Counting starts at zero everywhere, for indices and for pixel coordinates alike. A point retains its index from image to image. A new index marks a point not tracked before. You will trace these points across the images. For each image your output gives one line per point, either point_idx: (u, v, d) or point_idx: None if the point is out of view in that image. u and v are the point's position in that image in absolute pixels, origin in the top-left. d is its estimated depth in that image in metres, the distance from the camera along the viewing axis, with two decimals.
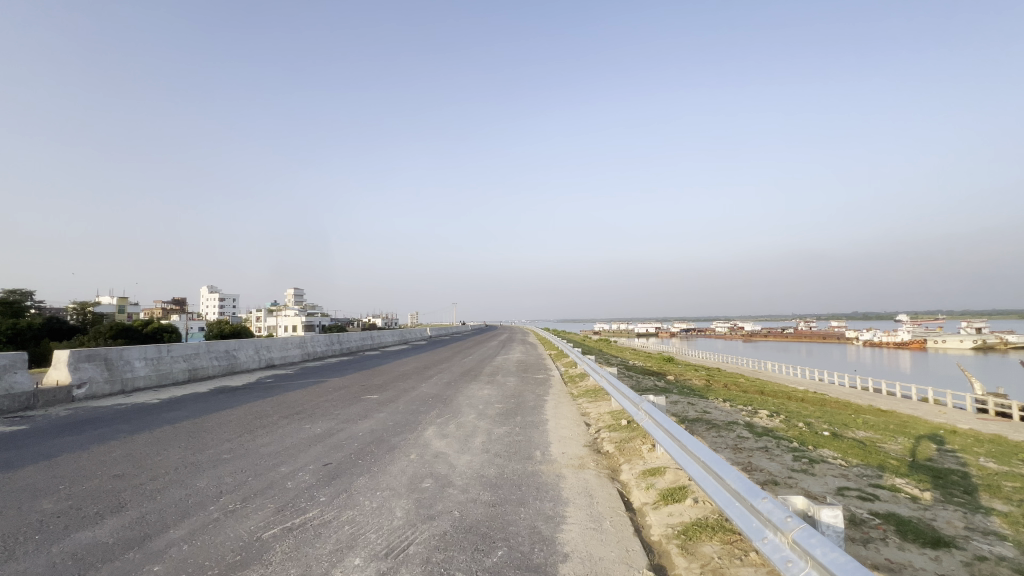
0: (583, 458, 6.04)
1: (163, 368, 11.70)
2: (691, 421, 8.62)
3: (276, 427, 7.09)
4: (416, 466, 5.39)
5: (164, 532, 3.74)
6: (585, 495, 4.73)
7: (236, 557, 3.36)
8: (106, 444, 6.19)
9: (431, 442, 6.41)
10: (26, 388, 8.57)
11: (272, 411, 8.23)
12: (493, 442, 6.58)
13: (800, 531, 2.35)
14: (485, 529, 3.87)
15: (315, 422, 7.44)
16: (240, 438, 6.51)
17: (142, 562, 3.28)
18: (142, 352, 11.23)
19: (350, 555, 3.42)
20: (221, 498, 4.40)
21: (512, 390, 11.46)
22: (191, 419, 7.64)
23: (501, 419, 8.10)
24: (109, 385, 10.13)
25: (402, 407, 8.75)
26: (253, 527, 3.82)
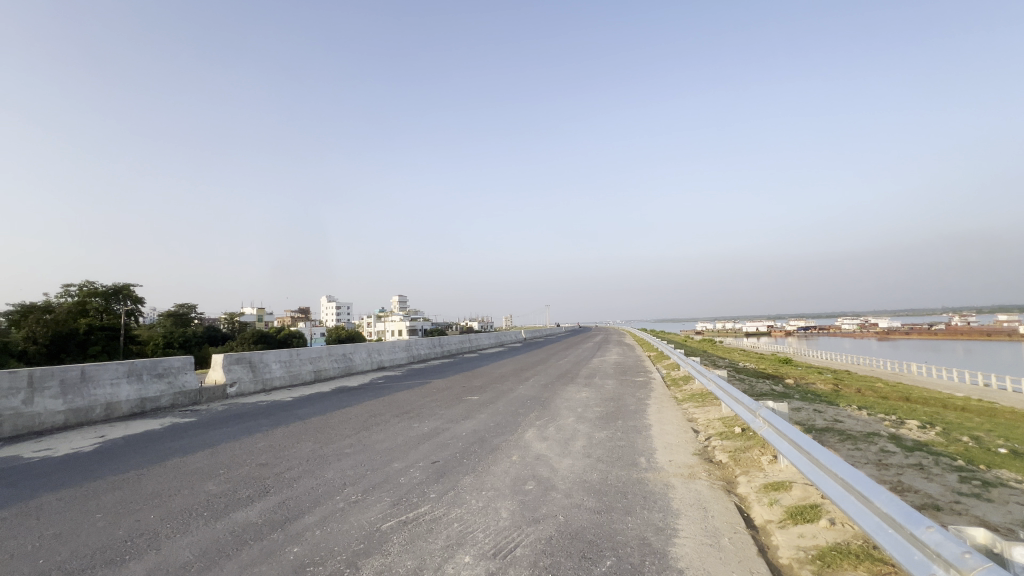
0: (693, 467, 5.65)
1: (294, 370, 13.24)
2: (819, 430, 7.65)
3: (389, 425, 7.63)
4: (518, 468, 5.45)
5: (301, 516, 4.19)
6: (698, 508, 4.40)
7: (360, 545, 3.64)
8: (253, 435, 7.15)
9: (532, 444, 6.44)
10: (193, 386, 10.23)
11: (385, 410, 8.89)
12: (595, 446, 6.42)
13: (984, 571, 1.94)
14: (591, 537, 3.77)
15: (423, 421, 7.87)
16: (359, 434, 7.11)
17: (285, 542, 3.71)
18: (277, 356, 12.82)
19: (461, 552, 3.53)
20: (345, 488, 4.83)
21: (612, 393, 11.15)
22: (318, 415, 8.53)
23: (602, 423, 7.89)
24: (254, 384, 11.71)
25: (501, 408, 8.91)
26: (373, 518, 4.12)
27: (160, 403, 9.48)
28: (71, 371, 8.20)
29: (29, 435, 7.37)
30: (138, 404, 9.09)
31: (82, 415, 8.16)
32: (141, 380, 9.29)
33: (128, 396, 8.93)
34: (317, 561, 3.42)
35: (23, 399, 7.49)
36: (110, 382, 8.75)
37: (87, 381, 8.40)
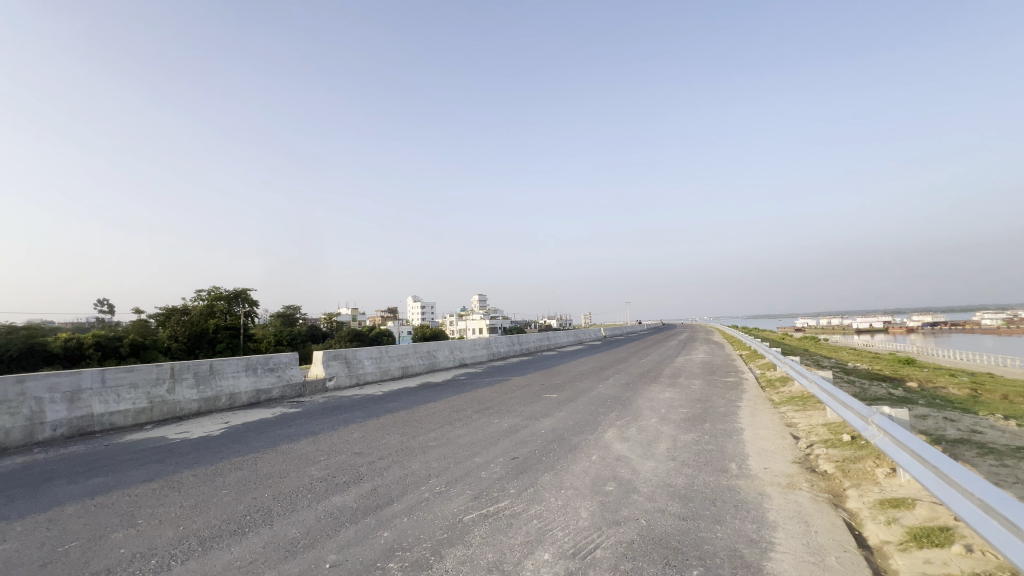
0: (793, 476, 5.17)
1: (384, 365, 14.15)
2: (952, 442, 6.63)
3: (470, 421, 7.88)
4: (598, 468, 5.35)
5: (391, 504, 4.46)
6: (799, 522, 4.02)
7: (444, 535, 3.79)
8: (349, 426, 7.75)
9: (612, 444, 6.29)
10: (299, 379, 11.33)
11: (466, 406, 9.19)
12: (680, 450, 6.12)
13: None
14: (676, 544, 3.60)
15: (502, 418, 8.01)
16: (442, 428, 7.42)
17: (377, 527, 3.98)
18: (369, 353, 13.77)
19: (540, 550, 3.54)
20: (430, 479, 5.07)
21: (699, 394, 10.55)
22: (406, 409, 9.03)
23: (687, 425, 7.49)
24: (349, 378, 12.69)
25: (580, 407, 8.81)
26: (456, 510, 4.27)
27: (272, 394, 10.62)
28: (202, 365, 9.46)
29: (172, 419, 8.62)
30: (254, 395, 10.26)
31: (211, 403, 9.38)
32: (256, 373, 10.47)
33: (246, 388, 10.11)
34: (404, 546, 3.62)
35: (167, 389, 8.77)
36: (232, 375, 9.96)
37: (214, 374, 9.63)
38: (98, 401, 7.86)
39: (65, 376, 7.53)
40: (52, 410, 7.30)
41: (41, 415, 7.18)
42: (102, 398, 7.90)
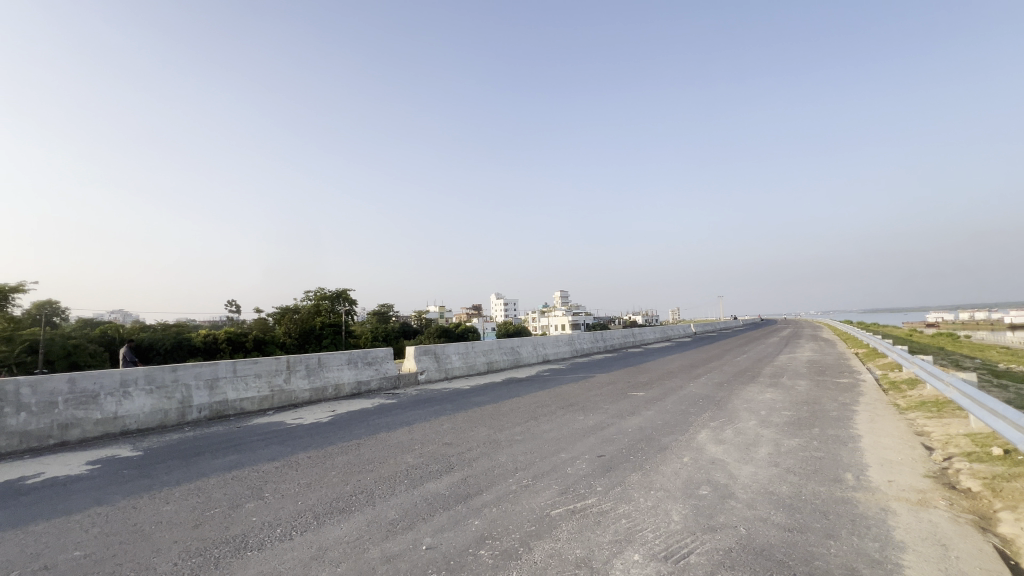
0: (926, 493, 4.52)
1: (471, 360, 14.68)
2: None
3: (555, 416, 7.90)
4: (690, 470, 5.09)
5: (480, 493, 4.63)
6: (935, 545, 3.51)
7: (531, 527, 3.86)
8: (440, 417, 8.15)
9: (706, 446, 5.95)
10: (394, 372, 12.15)
11: (551, 401, 9.23)
12: (784, 455, 5.63)
13: None
14: (781, 556, 3.32)
15: (588, 415, 7.94)
16: (528, 423, 7.53)
17: (468, 515, 4.15)
18: (456, 348, 14.36)
19: (630, 550, 3.46)
20: (517, 472, 5.18)
21: (806, 395, 9.61)
22: (492, 403, 9.28)
23: (792, 429, 6.86)
24: (439, 373, 13.35)
25: (670, 406, 8.44)
26: (543, 504, 4.32)
27: (371, 386, 11.50)
28: (312, 358, 10.50)
29: (289, 406, 9.68)
30: (356, 386, 11.18)
31: (320, 393, 10.39)
32: (357, 366, 11.41)
33: (349, 379, 11.06)
34: (494, 535, 3.74)
35: (284, 379, 9.87)
36: (337, 367, 10.95)
37: (322, 367, 10.65)
38: (231, 388, 9.05)
39: (206, 366, 8.77)
40: (197, 395, 8.55)
41: (189, 399, 8.45)
42: (234, 385, 9.09)
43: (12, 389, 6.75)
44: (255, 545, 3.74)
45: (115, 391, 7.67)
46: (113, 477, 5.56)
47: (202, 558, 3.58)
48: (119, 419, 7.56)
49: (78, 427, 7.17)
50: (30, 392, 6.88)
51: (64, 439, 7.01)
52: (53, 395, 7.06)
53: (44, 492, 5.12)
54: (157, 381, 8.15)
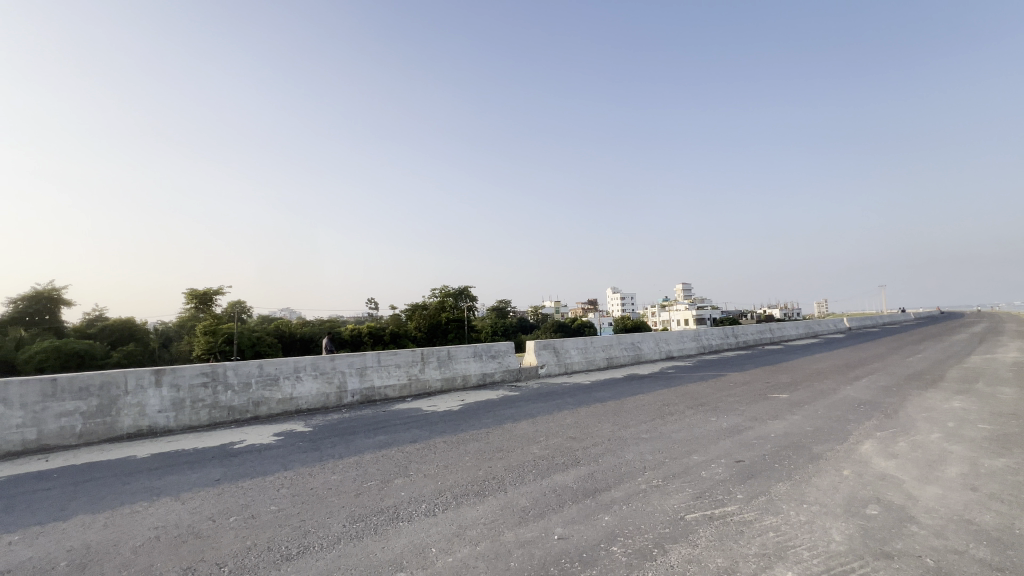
0: None
1: (590, 355, 14.57)
2: None
3: (684, 416, 7.48)
4: (853, 486, 4.44)
5: (609, 490, 4.58)
6: None
7: (666, 529, 3.71)
8: (562, 411, 8.24)
9: (872, 460, 5.14)
10: (516, 366, 12.59)
11: (678, 400, 8.77)
12: (985, 478, 4.61)
13: None
14: None
15: (721, 416, 7.37)
16: (653, 421, 7.24)
17: (597, 510, 4.14)
18: (576, 343, 14.37)
19: (781, 566, 3.15)
20: (646, 472, 5.02)
21: (1014, 406, 7.73)
22: (614, 400, 9.10)
23: (995, 447, 5.59)
24: (559, 367, 13.50)
25: (822, 411, 7.44)
26: (677, 506, 4.13)
27: (495, 378, 12.08)
28: (442, 351, 11.37)
29: (424, 394, 10.61)
30: (481, 378, 11.83)
31: (450, 382, 11.20)
32: (482, 359, 12.05)
33: (475, 371, 11.74)
34: (626, 533, 3.69)
35: (419, 369, 10.84)
36: (464, 359, 11.70)
37: (451, 359, 11.47)
38: (377, 375, 10.20)
39: (357, 356, 10.01)
40: (351, 381, 9.80)
41: (345, 385, 9.72)
42: (379, 374, 10.24)
43: (221, 371, 8.43)
44: (405, 517, 4.18)
45: (291, 375, 9.13)
46: (292, 447, 6.65)
47: (364, 523, 4.11)
48: (294, 399, 9.01)
49: (266, 404, 8.70)
50: (233, 374, 8.52)
51: (257, 413, 8.56)
52: (249, 377, 8.66)
53: (247, 455, 6.32)
54: (320, 368, 9.52)
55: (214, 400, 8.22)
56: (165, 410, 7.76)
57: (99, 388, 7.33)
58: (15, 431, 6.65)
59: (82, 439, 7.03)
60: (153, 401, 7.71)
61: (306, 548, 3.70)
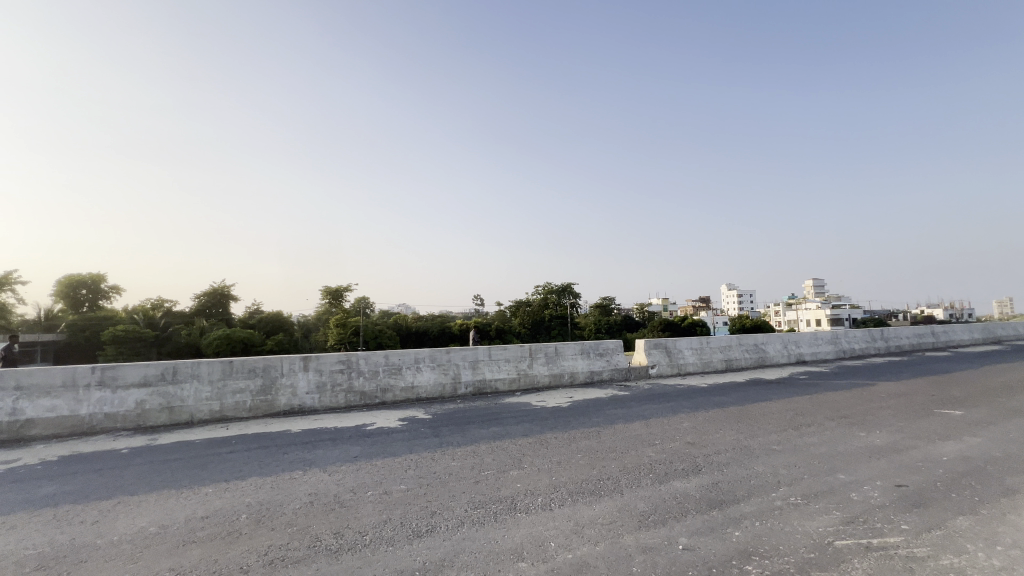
0: None
1: (705, 356, 13.62)
2: None
3: (824, 429, 6.63)
4: None
5: (738, 503, 4.23)
6: None
7: (810, 554, 3.32)
8: (678, 415, 7.79)
9: None
10: (625, 364, 12.23)
11: (814, 411, 7.80)
12: None
13: None
14: None
15: (872, 432, 6.40)
16: (785, 432, 6.53)
17: (725, 523, 3.84)
18: (689, 343, 13.53)
19: None
20: (782, 487, 4.53)
21: None
22: (736, 405, 8.39)
23: None
24: (671, 368, 12.84)
25: (1014, 434, 6.08)
26: (823, 530, 3.67)
27: (603, 376, 11.86)
28: (549, 347, 11.47)
29: (533, 389, 10.80)
30: (589, 375, 11.70)
31: (558, 379, 11.25)
32: (590, 356, 11.92)
33: (583, 368, 11.65)
34: (761, 552, 3.36)
35: (528, 364, 11.06)
36: (572, 357, 11.67)
37: (559, 355, 11.52)
38: (488, 369, 10.61)
39: (470, 350, 10.51)
40: (465, 373, 10.33)
41: (459, 377, 10.27)
42: (491, 367, 10.64)
43: (354, 360, 9.42)
44: (523, 509, 4.28)
45: (412, 366, 9.89)
46: (416, 432, 7.20)
47: (484, 509, 4.29)
48: (415, 388, 9.75)
49: (392, 391, 9.53)
50: (364, 363, 9.47)
51: (384, 399, 9.42)
52: (378, 366, 9.56)
53: (378, 437, 6.98)
54: (438, 360, 10.16)
55: (349, 385, 9.23)
56: (311, 392, 8.89)
57: (262, 370, 8.63)
58: (205, 402, 8.12)
59: (250, 413, 8.35)
60: (302, 383, 8.88)
61: (433, 528, 3.97)
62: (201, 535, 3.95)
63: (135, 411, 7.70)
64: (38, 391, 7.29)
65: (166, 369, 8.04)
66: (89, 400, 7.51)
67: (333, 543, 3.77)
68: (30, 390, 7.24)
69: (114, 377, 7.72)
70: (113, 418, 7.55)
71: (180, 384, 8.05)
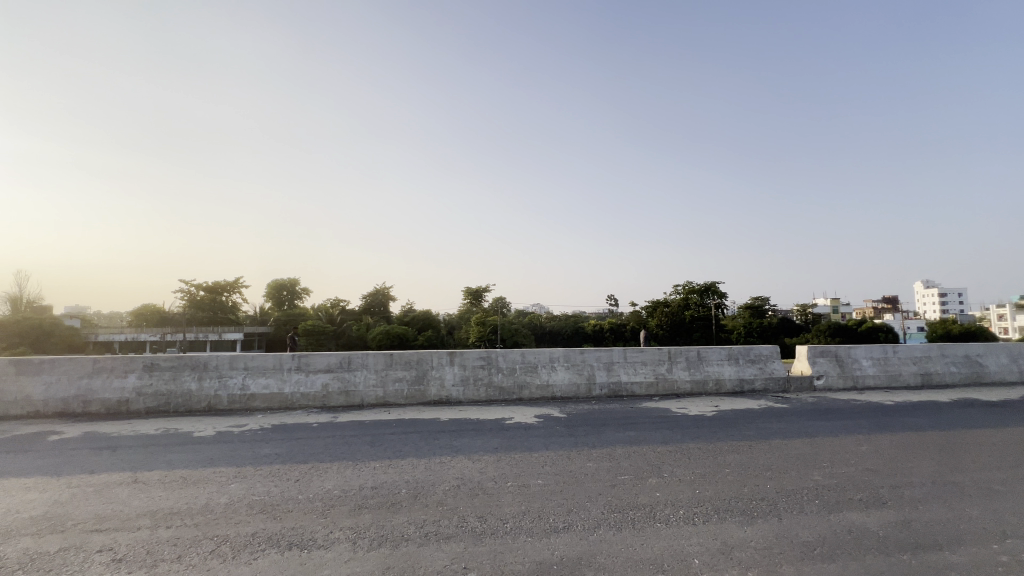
0: None
1: (892, 369, 11.35)
2: None
3: None
4: None
5: (940, 550, 3.46)
6: None
7: None
8: (853, 435, 6.64)
9: None
10: (782, 374, 10.84)
11: None
12: None
13: None
14: None
15: None
16: (1015, 470, 5.12)
17: (921, 572, 3.17)
18: (869, 352, 11.42)
19: None
20: (1008, 540, 3.58)
21: None
22: (937, 430, 6.84)
23: None
24: (842, 380, 11.01)
25: None
26: None
27: (755, 385, 10.69)
28: (691, 351, 10.73)
29: (672, 395, 10.22)
30: (738, 384, 10.64)
31: (701, 386, 10.46)
32: (738, 363, 10.83)
33: (731, 375, 10.63)
34: None
35: (667, 368, 10.50)
36: (717, 362, 10.74)
37: (702, 360, 10.70)
38: (623, 371, 10.34)
39: (605, 351, 10.36)
40: (599, 374, 10.22)
41: (594, 377, 10.19)
42: (626, 370, 10.36)
43: (494, 356, 10.00)
44: (663, 519, 4.09)
45: (547, 365, 10.13)
46: (551, 430, 7.36)
47: (622, 515, 4.20)
48: (550, 386, 9.97)
49: (528, 388, 9.89)
50: (503, 359, 9.99)
51: (521, 395, 9.82)
52: (515, 363, 10.00)
53: (516, 431, 7.31)
54: (572, 360, 10.24)
55: (490, 380, 9.82)
56: (457, 385, 9.69)
57: (416, 363, 9.68)
58: (372, 388, 9.41)
59: (407, 400, 9.43)
60: (449, 376, 9.73)
61: (570, 525, 4.03)
62: (372, 502, 4.60)
63: (322, 392, 9.26)
64: (258, 371, 9.22)
65: (344, 358, 9.52)
66: (291, 381, 9.27)
67: (478, 526, 4.07)
68: (253, 370, 9.21)
69: (307, 362, 9.39)
70: (306, 397, 9.20)
71: (354, 372, 9.46)
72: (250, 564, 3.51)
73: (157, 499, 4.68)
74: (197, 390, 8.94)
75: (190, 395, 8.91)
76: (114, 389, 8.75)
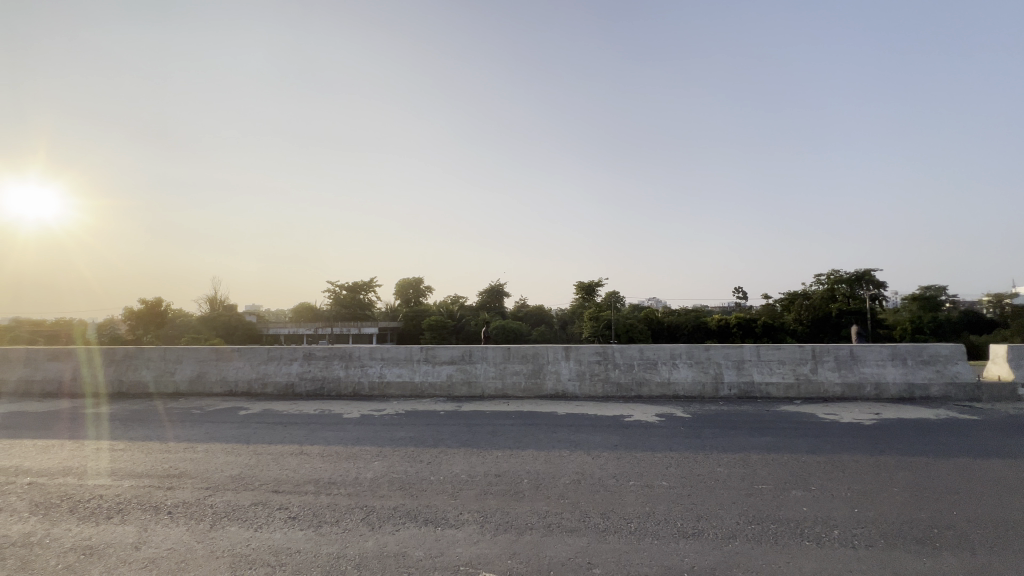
0: None
1: None
2: None
3: None
4: None
5: None
6: None
7: None
8: None
9: None
10: (970, 379, 8.91)
11: None
12: None
13: None
14: None
15: None
16: None
17: None
18: None
19: None
20: None
21: None
22: None
23: None
24: None
25: None
26: None
27: (930, 392, 8.95)
28: (841, 349, 9.35)
29: (818, 399, 9.01)
30: (906, 388, 9.01)
31: (855, 390, 9.07)
32: (907, 364, 9.15)
33: (896, 379, 9.03)
34: None
35: (811, 368, 9.28)
36: (877, 363, 9.21)
37: (856, 360, 9.26)
38: (757, 370, 9.39)
39: (734, 349, 9.51)
40: (728, 373, 9.42)
41: (721, 376, 9.43)
42: (760, 369, 9.39)
43: (611, 352, 9.79)
44: (812, 538, 3.63)
45: (668, 361, 9.63)
46: (675, 430, 6.98)
47: (762, 527, 3.82)
48: (672, 384, 9.46)
49: (647, 385, 9.51)
50: (620, 355, 9.74)
51: (640, 392, 9.49)
52: (633, 360, 9.68)
53: (636, 429, 7.07)
54: (696, 357, 9.59)
55: (606, 376, 9.64)
56: (573, 379, 9.69)
57: (532, 357, 9.89)
58: (491, 380, 9.85)
59: (525, 392, 9.69)
60: (565, 370, 9.77)
61: (701, 532, 3.78)
62: (496, 489, 4.81)
63: (447, 381, 9.95)
64: (392, 361, 10.22)
65: (465, 352, 10.10)
66: (420, 371, 10.10)
67: (602, 522, 4.02)
68: (388, 361, 10.23)
69: (434, 355, 10.14)
70: (434, 386, 9.96)
71: (475, 364, 9.99)
72: (393, 534, 3.90)
73: (319, 469, 5.45)
74: (345, 377, 10.21)
75: (340, 381, 10.20)
76: (283, 374, 10.37)
